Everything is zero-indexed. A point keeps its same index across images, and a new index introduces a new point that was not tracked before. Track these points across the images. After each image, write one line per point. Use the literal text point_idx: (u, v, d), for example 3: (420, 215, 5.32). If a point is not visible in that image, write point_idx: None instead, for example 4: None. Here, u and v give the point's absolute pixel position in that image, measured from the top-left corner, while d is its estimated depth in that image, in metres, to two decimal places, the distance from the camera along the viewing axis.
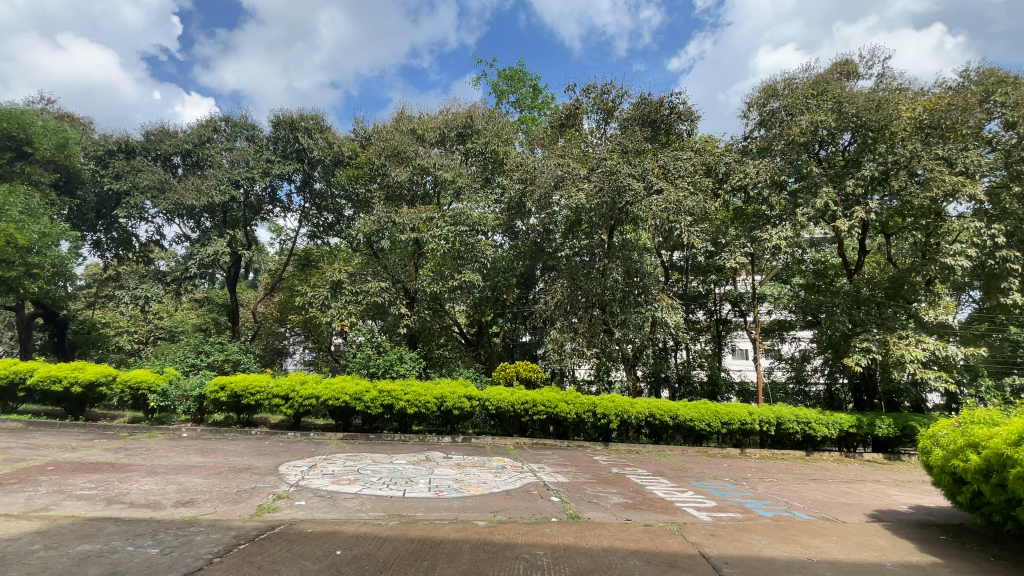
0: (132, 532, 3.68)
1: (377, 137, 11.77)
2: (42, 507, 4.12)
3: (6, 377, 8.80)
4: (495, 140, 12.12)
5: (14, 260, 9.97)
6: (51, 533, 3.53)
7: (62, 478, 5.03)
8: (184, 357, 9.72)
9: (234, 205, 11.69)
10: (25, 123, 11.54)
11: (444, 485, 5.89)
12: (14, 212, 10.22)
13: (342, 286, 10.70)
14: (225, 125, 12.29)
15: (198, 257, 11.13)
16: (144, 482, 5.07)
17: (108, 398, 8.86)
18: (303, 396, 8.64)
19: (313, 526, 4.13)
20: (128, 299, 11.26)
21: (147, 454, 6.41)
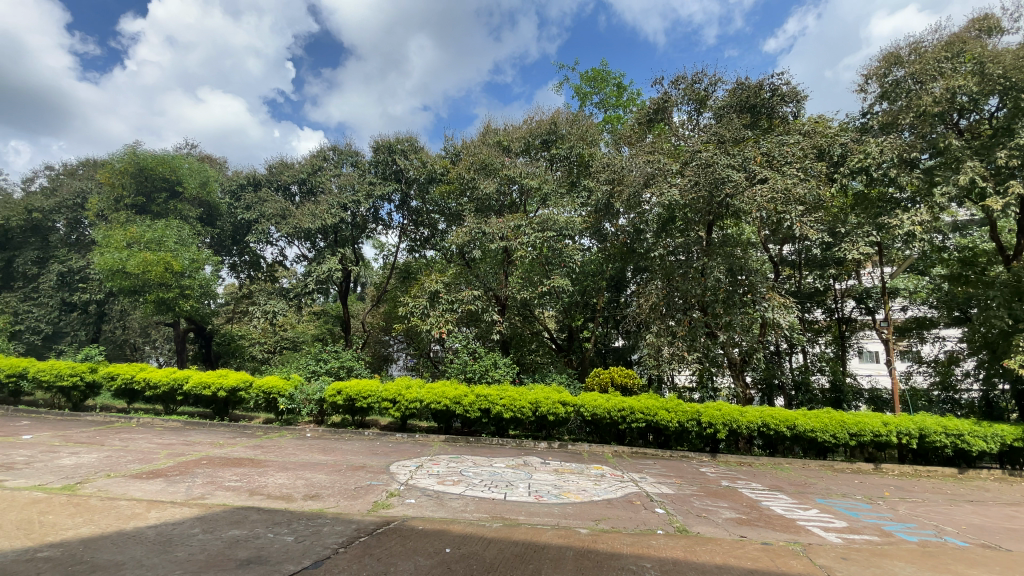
0: (271, 520, 4.12)
1: (466, 152, 12.21)
2: (199, 496, 4.76)
3: (169, 383, 10.30)
4: (580, 143, 12.10)
5: (171, 284, 11.75)
6: (207, 518, 4.07)
7: (213, 471, 5.78)
8: (306, 364, 10.75)
9: (344, 225, 12.76)
10: (176, 167, 13.53)
11: (543, 490, 5.89)
12: (171, 244, 12.02)
13: (439, 295, 11.13)
14: (332, 154, 13.55)
15: (315, 274, 12.38)
16: (277, 476, 5.67)
17: (246, 402, 10.06)
18: (408, 399, 9.16)
19: (424, 523, 4.35)
20: (259, 314, 12.75)
21: (278, 451, 7.17)
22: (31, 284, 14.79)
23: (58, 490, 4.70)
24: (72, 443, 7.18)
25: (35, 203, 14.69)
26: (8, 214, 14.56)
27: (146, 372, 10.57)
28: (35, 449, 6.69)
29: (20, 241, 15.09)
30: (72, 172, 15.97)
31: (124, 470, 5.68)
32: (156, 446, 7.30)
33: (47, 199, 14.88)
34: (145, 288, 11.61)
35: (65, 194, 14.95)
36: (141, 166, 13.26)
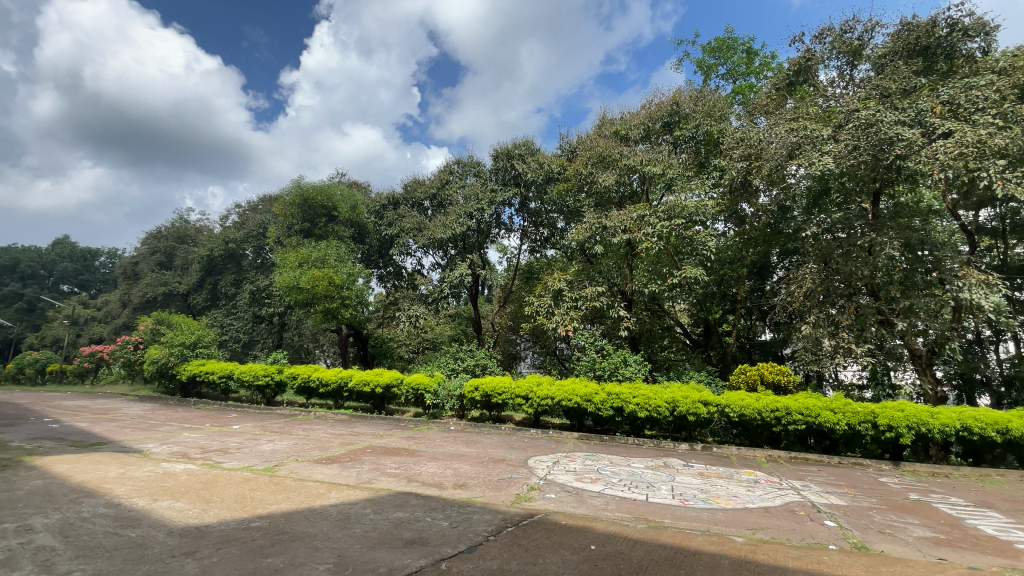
0: (427, 506, 4.50)
1: (582, 147, 12.07)
2: (366, 480, 5.39)
3: (336, 381, 11.86)
4: (707, 120, 11.28)
5: (334, 296, 13.54)
6: (375, 501, 4.58)
7: (376, 459, 6.51)
8: (445, 363, 11.58)
9: (471, 233, 13.50)
10: (330, 194, 15.52)
11: (688, 494, 5.56)
12: (332, 261, 13.85)
13: (563, 293, 11.08)
14: (457, 167, 14.41)
15: (449, 280, 13.35)
16: (428, 465, 6.19)
17: (398, 397, 11.17)
18: (540, 396, 9.33)
19: (566, 519, 4.39)
20: (404, 319, 14.05)
21: (428, 442, 7.84)
22: (231, 302, 18.11)
23: (262, 471, 5.67)
24: (268, 433, 8.62)
25: (231, 236, 17.98)
26: (213, 246, 17.99)
27: (319, 372, 12.29)
28: (243, 437, 8.16)
29: (222, 268, 18.56)
30: (254, 208, 19.23)
31: (308, 456, 6.66)
32: (330, 436, 8.45)
33: (238, 232, 18.12)
34: (313, 300, 13.51)
35: (250, 226, 18.08)
36: (305, 197, 15.47)
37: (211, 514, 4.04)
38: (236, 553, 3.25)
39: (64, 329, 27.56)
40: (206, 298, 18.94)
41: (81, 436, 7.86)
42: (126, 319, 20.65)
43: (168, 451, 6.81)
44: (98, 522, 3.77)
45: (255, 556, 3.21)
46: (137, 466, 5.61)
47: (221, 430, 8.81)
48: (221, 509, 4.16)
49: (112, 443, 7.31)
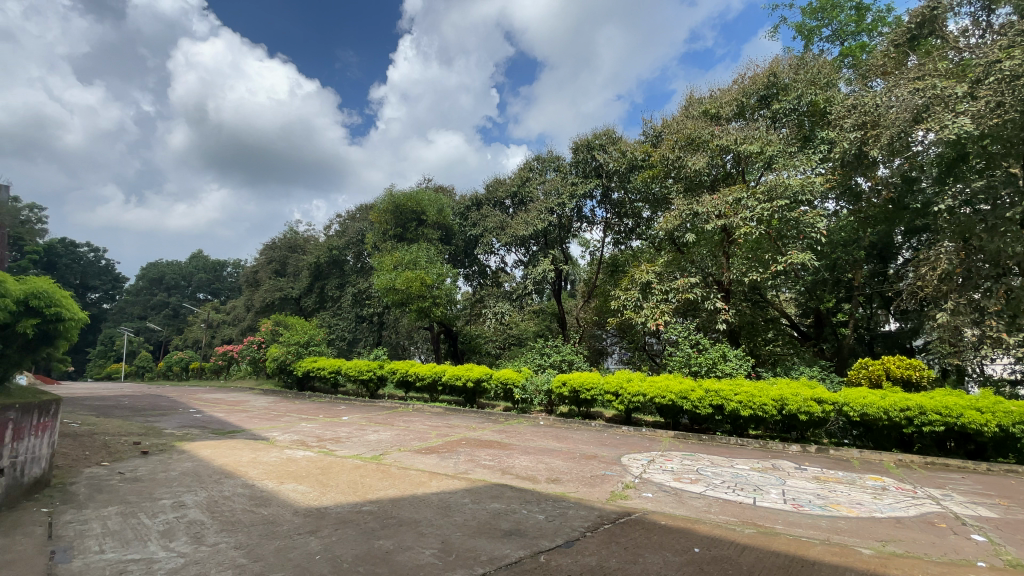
0: (523, 498, 4.57)
1: (667, 131, 11.51)
2: (464, 471, 5.60)
3: (431, 376, 12.46)
4: (810, 89, 10.27)
5: (426, 295, 14.20)
6: (474, 491, 4.74)
7: (471, 450, 6.74)
8: (533, 358, 11.69)
9: (552, 228, 13.47)
10: (418, 199, 16.27)
11: (802, 499, 5.09)
12: (422, 262, 14.54)
13: (652, 286, 10.63)
14: (537, 163, 14.43)
15: (533, 276, 13.45)
16: (521, 459, 6.28)
17: (488, 391, 11.47)
18: (631, 393, 9.05)
19: (666, 519, 4.22)
20: (490, 316, 14.39)
21: (519, 436, 7.95)
22: (336, 304, 19.73)
23: (369, 459, 6.12)
24: (373, 423, 9.27)
25: (334, 244, 19.57)
26: (319, 254, 19.69)
27: (415, 368, 12.98)
28: (352, 427, 8.86)
29: (327, 273, 20.27)
30: (352, 216, 20.75)
31: (409, 446, 7.06)
32: (428, 428, 8.89)
33: (340, 239, 19.67)
34: (408, 299, 14.29)
35: (350, 233, 19.53)
36: (397, 203, 16.35)
37: (328, 498, 4.43)
38: (352, 534, 3.52)
39: (203, 331, 31.75)
40: (315, 301, 20.81)
41: (221, 425, 9.01)
42: (251, 321, 23.33)
43: (290, 439, 7.58)
44: (237, 500, 4.29)
45: (368, 537, 3.46)
46: (266, 452, 6.30)
47: (333, 421, 9.63)
48: (337, 493, 4.55)
49: (244, 431, 8.29)
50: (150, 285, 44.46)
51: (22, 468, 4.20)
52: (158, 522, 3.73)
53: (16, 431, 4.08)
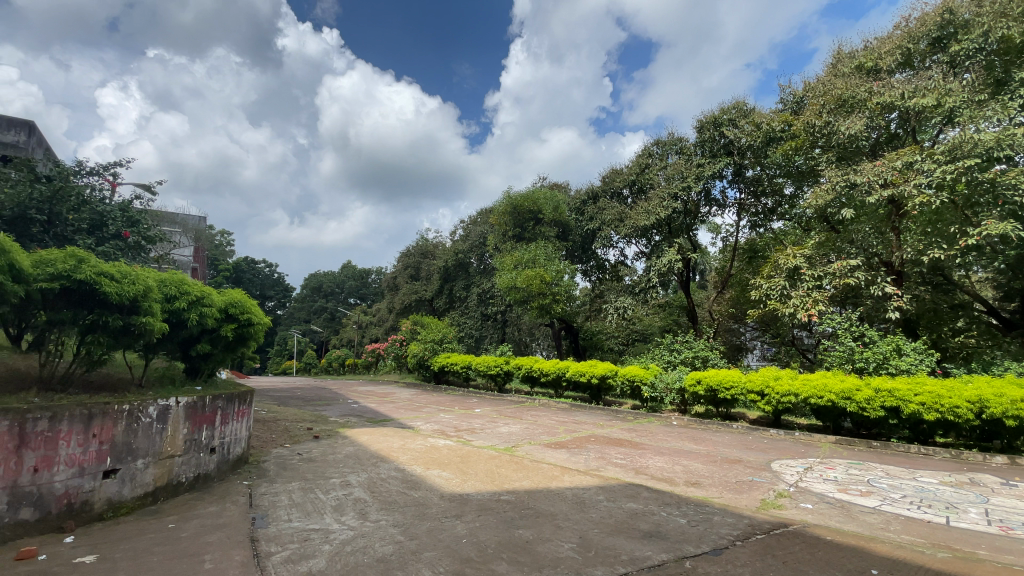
0: (661, 500, 4.38)
1: (811, 95, 10.18)
2: (596, 468, 5.55)
3: (555, 372, 12.55)
4: (1006, 19, 8.32)
5: (546, 293, 14.34)
6: (607, 489, 4.66)
7: (602, 448, 6.65)
8: (662, 355, 11.20)
9: (677, 215, 12.84)
10: (535, 198, 16.45)
11: (1015, 522, 4.11)
12: (542, 259, 14.70)
13: (801, 271, 9.44)
14: (657, 148, 13.77)
15: (657, 267, 12.88)
16: (656, 459, 6.02)
17: (615, 388, 11.21)
18: (779, 393, 8.17)
19: (832, 534, 3.71)
20: (612, 311, 14.04)
21: (651, 436, 7.64)
22: (463, 304, 20.92)
23: (503, 450, 6.37)
24: (504, 417, 9.65)
25: (459, 248, 20.75)
26: (447, 258, 21.05)
27: (539, 363, 13.19)
28: (484, 419, 9.32)
29: (454, 275, 21.56)
30: (474, 221, 21.82)
31: (539, 440, 7.19)
32: (556, 423, 8.99)
33: (464, 243, 20.79)
34: (530, 297, 14.58)
35: (473, 237, 20.48)
36: (514, 204, 16.73)
37: (468, 485, 4.70)
38: (493, 521, 3.69)
39: (354, 331, 35.98)
40: (445, 302, 22.28)
41: (372, 414, 10.10)
42: (392, 322, 25.82)
43: (431, 428, 8.22)
44: (391, 482, 4.75)
45: (508, 526, 3.58)
46: (411, 439, 6.91)
47: (466, 413, 10.22)
48: (476, 481, 4.80)
49: (392, 420, 9.20)
50: (311, 293, 51.59)
51: (229, 446, 5.12)
52: (330, 498, 4.29)
53: (223, 416, 4.98)
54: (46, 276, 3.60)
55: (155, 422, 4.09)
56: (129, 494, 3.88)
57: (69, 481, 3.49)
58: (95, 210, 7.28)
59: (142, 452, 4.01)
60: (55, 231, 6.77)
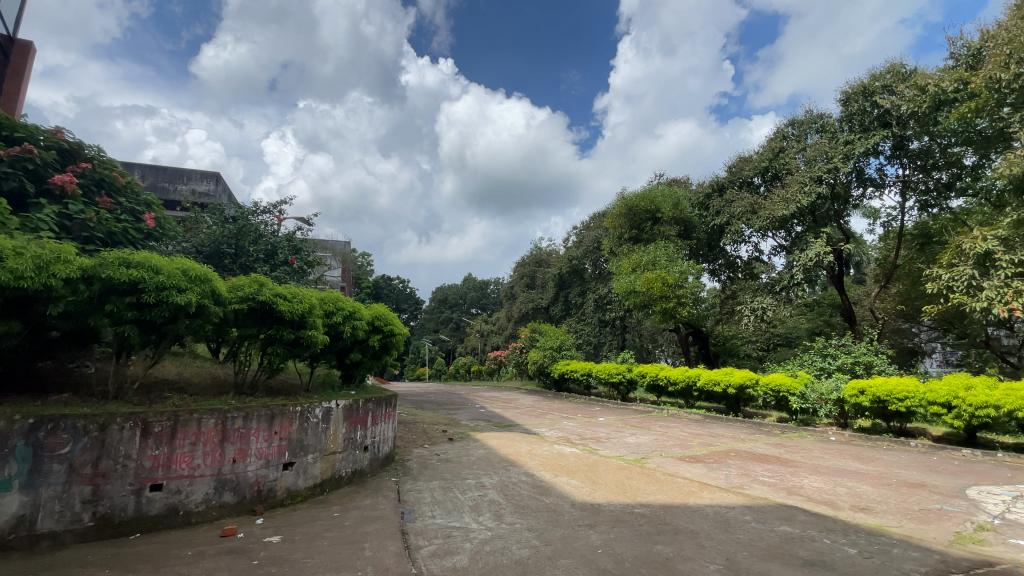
0: (822, 525, 3.85)
1: (993, 43, 8.43)
2: (738, 485, 5.08)
3: (685, 381, 11.81)
4: None
5: (670, 295, 13.62)
6: (755, 509, 4.24)
7: (745, 464, 6.08)
8: (812, 361, 10.07)
9: (822, 201, 11.56)
10: (653, 197, 15.68)
11: None
12: (663, 261, 13.96)
13: (995, 256, 7.76)
14: (792, 130, 12.56)
15: (800, 262, 11.57)
16: (811, 479, 5.34)
17: (756, 399, 10.20)
18: (973, 405, 6.76)
19: None
20: (748, 313, 12.82)
21: (804, 452, 6.79)
22: (580, 310, 20.78)
23: (633, 461, 6.15)
24: (630, 426, 9.33)
25: (573, 254, 20.68)
26: (562, 265, 21.11)
27: (667, 371, 12.55)
28: (610, 428, 9.09)
29: (570, 281, 21.53)
30: (587, 226, 21.62)
31: (672, 452, 6.81)
32: (689, 435, 8.44)
33: (578, 249, 20.67)
34: (651, 301, 13.96)
35: (587, 242, 20.29)
36: (629, 206, 16.08)
37: (600, 494, 4.62)
38: (628, 534, 3.57)
39: (477, 339, 37.73)
40: (562, 308, 22.32)
41: (500, 419, 10.46)
42: (512, 330, 26.59)
43: (557, 435, 8.24)
44: (524, 487, 4.86)
45: (646, 541, 3.44)
46: (539, 446, 7.00)
47: (591, 421, 10.08)
48: (607, 491, 4.70)
49: (518, 426, 9.42)
50: (437, 304, 55.31)
51: (379, 446, 5.68)
52: (468, 498, 4.52)
53: (373, 418, 5.54)
54: (238, 298, 4.39)
55: (320, 422, 4.70)
56: (302, 484, 4.49)
57: (258, 471, 4.14)
58: (268, 242, 8.62)
59: (311, 448, 4.62)
60: (240, 261, 8.17)
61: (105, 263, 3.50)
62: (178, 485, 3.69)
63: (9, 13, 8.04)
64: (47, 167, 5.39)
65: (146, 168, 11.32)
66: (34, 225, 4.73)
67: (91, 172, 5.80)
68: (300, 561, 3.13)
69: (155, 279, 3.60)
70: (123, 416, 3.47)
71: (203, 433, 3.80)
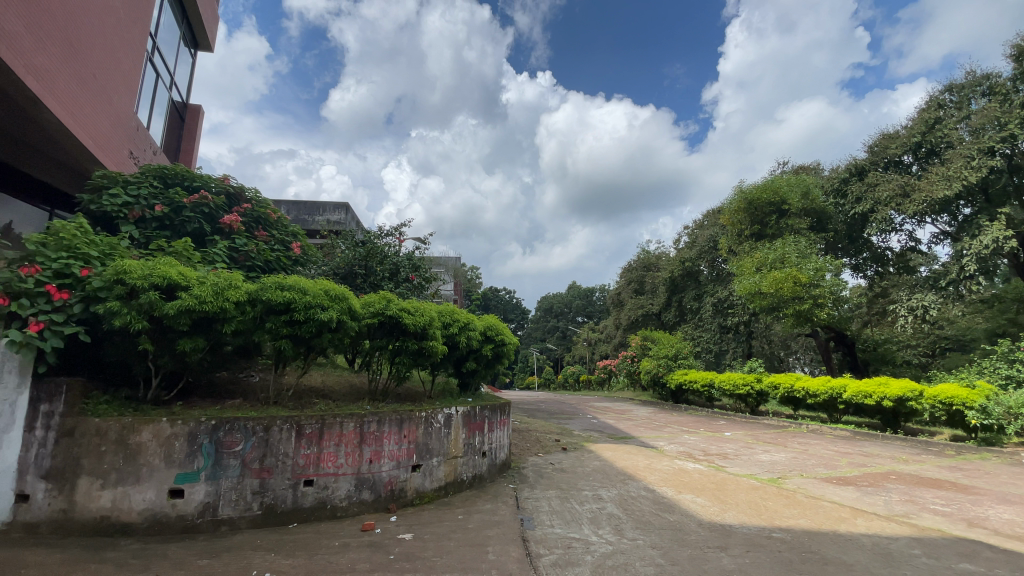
0: (1019, 566, 3.15)
1: None
2: (902, 513, 4.35)
3: (827, 393, 10.44)
4: None
5: (804, 296, 12.15)
6: (926, 542, 3.60)
7: (908, 489, 5.19)
8: (996, 369, 8.39)
9: (995, 176, 10.01)
10: (777, 188, 14.01)
11: None
12: (793, 258, 12.63)
13: None
14: (951, 96, 10.99)
15: (972, 250, 9.81)
16: (1001, 510, 4.39)
17: (921, 414, 8.72)
18: None
19: None
20: (903, 313, 10.94)
21: (989, 478, 5.61)
22: (697, 315, 19.51)
23: (767, 481, 5.58)
24: (761, 442, 8.50)
25: (686, 256, 19.55)
26: (673, 268, 20.04)
27: (803, 382, 11.21)
28: (738, 444, 8.36)
29: (683, 285, 20.37)
30: (701, 225, 20.35)
31: (814, 472, 6.06)
32: (834, 453, 7.45)
33: (691, 250, 19.50)
34: (781, 303, 12.64)
35: (701, 242, 19.14)
36: (750, 199, 14.56)
37: (731, 515, 4.26)
38: (766, 560, 3.24)
39: (585, 347, 37.37)
40: (675, 315, 21.13)
41: (614, 430, 10.18)
42: (622, 338, 25.82)
43: (677, 449, 7.79)
44: (644, 502, 4.66)
45: (786, 569, 3.09)
46: (659, 460, 6.67)
47: (716, 436, 9.38)
48: (738, 512, 4.32)
49: (634, 438, 9.07)
50: (545, 313, 55.71)
51: (496, 452, 5.85)
52: (586, 510, 4.45)
53: (490, 425, 5.72)
54: (370, 313, 4.83)
55: (442, 427, 4.97)
56: (428, 485, 4.78)
57: (391, 472, 4.49)
58: (391, 262, 9.36)
59: (436, 451, 4.90)
60: (369, 280, 9.03)
61: (265, 287, 4.08)
62: (325, 481, 4.13)
63: (181, 83, 9.83)
64: (218, 210, 6.45)
65: (291, 204, 13.08)
66: (211, 258, 5.69)
67: (251, 211, 6.82)
68: (431, 559, 3.32)
69: (303, 299, 4.12)
70: (282, 419, 3.99)
71: (344, 434, 4.23)
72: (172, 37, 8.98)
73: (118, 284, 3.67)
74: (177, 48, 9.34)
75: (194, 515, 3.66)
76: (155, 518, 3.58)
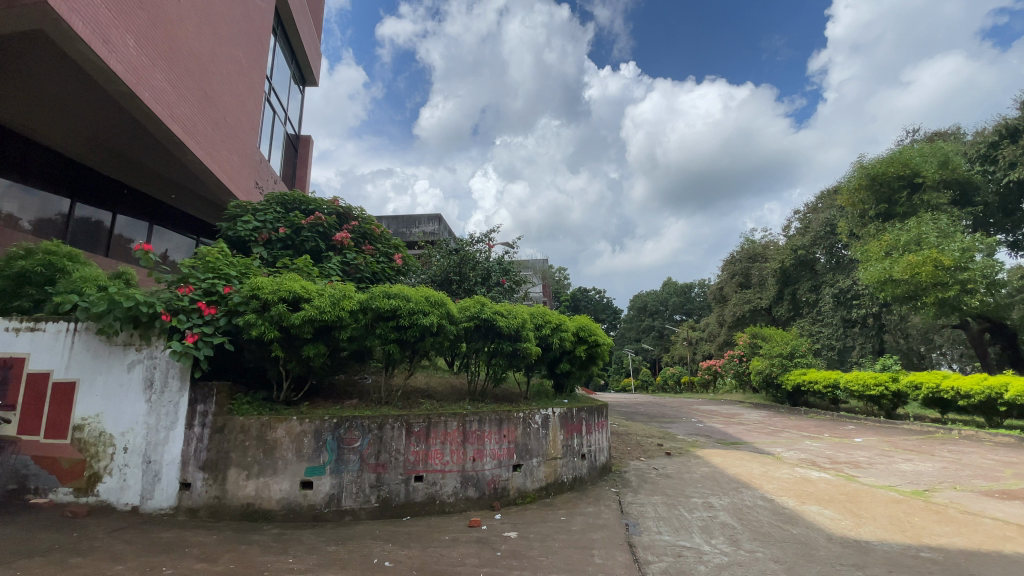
0: None
1: None
2: None
3: (983, 394, 8.91)
4: None
5: (947, 281, 10.45)
6: None
7: None
8: None
9: None
10: (908, 160, 12.26)
11: None
12: (931, 238, 10.97)
13: None
14: None
15: None
16: None
17: None
18: None
19: None
20: None
21: None
22: (814, 309, 17.64)
23: (912, 494, 4.87)
24: (902, 450, 7.45)
25: (798, 244, 17.81)
26: (783, 258, 18.38)
27: (953, 381, 9.64)
28: (872, 452, 7.41)
29: (796, 276, 18.60)
30: (815, 209, 18.48)
31: (972, 485, 5.18)
32: (998, 464, 6.31)
33: (804, 237, 17.78)
34: (918, 291, 11.03)
35: (816, 227, 17.38)
36: (872, 175, 12.88)
37: (867, 530, 3.78)
38: None
39: (685, 347, 35.60)
40: (787, 309, 19.32)
41: (724, 435, 9.55)
42: (726, 337, 24.16)
43: (798, 457, 7.08)
44: (761, 512, 4.30)
45: None
46: (776, 467, 6.12)
47: (844, 442, 8.41)
48: (877, 527, 3.82)
49: (747, 444, 8.42)
50: (638, 312, 53.95)
51: (595, 455, 5.75)
52: (695, 518, 4.21)
53: (588, 426, 5.64)
54: (468, 317, 5.00)
55: (541, 428, 5.00)
56: (530, 485, 4.83)
57: (493, 470, 4.61)
58: (483, 267, 9.64)
59: (535, 452, 4.94)
60: (464, 285, 9.37)
61: (374, 296, 4.40)
62: (434, 477, 4.35)
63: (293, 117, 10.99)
64: (331, 228, 7.08)
65: (391, 219, 14.01)
66: (327, 272, 6.26)
67: (358, 228, 7.38)
68: (536, 557, 3.36)
69: (407, 306, 4.38)
70: (393, 419, 4.28)
71: (448, 434, 4.43)
72: (284, 77, 10.07)
73: (254, 298, 4.19)
74: (288, 86, 10.46)
75: (322, 505, 4.04)
76: (291, 506, 4.00)
